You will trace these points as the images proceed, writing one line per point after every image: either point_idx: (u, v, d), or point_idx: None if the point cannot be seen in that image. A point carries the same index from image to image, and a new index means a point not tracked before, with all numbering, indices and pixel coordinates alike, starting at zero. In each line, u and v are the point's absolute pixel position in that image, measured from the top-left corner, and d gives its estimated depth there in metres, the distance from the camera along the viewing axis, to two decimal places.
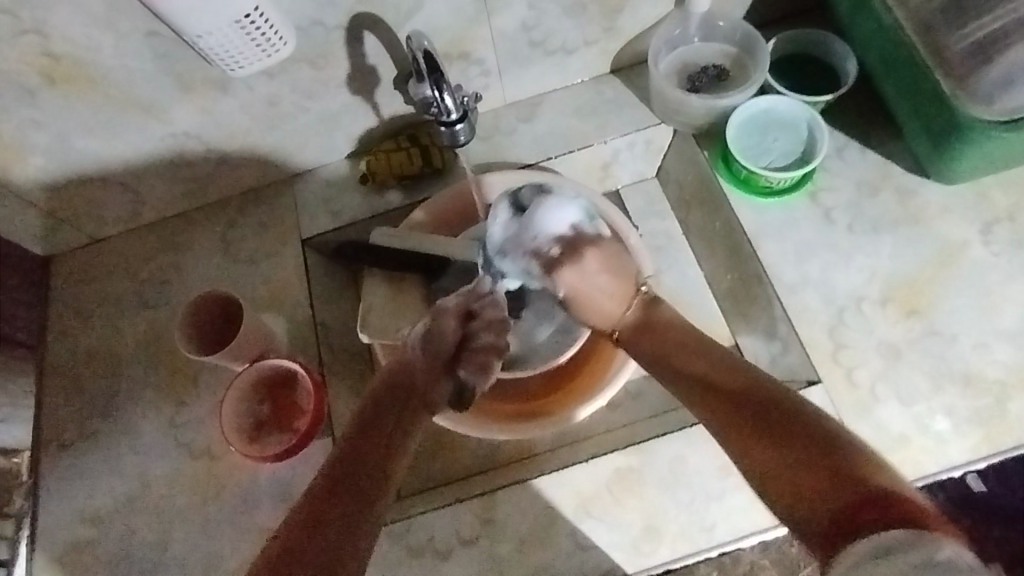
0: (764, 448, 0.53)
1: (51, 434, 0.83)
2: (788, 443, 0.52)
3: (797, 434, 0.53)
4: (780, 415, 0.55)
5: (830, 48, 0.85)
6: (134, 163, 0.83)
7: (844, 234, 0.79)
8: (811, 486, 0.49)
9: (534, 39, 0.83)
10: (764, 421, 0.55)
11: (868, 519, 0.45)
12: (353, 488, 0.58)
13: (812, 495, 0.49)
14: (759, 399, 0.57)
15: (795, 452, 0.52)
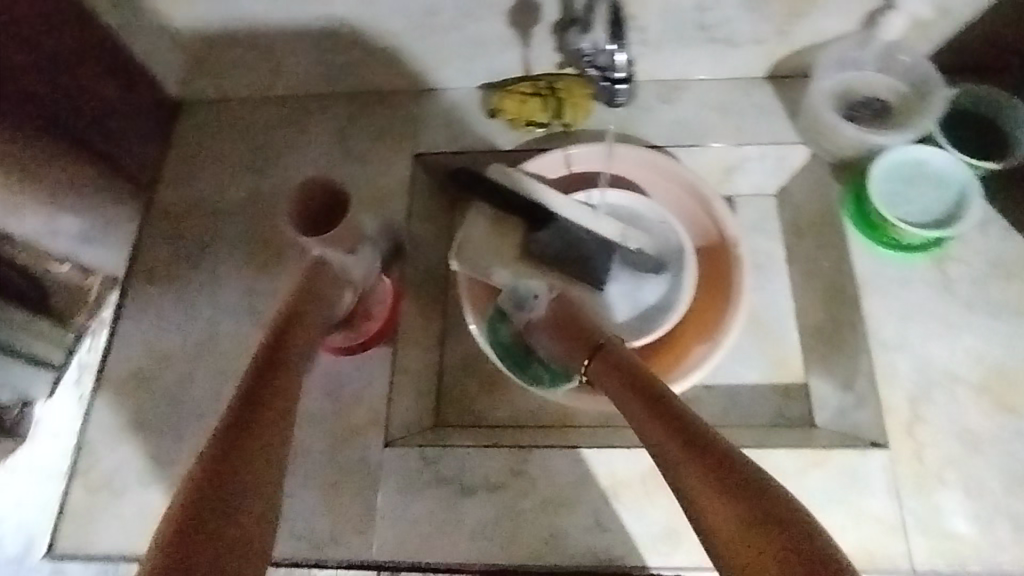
0: (699, 483, 0.47)
1: (143, 265, 0.88)
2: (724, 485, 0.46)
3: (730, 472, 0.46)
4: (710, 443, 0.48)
5: (1009, 114, 0.80)
6: (284, 35, 0.85)
7: (960, 309, 0.75)
8: (749, 532, 0.43)
9: (704, 22, 0.80)
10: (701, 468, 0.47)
11: None
12: (257, 431, 0.53)
13: (747, 551, 0.43)
14: (693, 431, 0.50)
15: (711, 497, 0.46)
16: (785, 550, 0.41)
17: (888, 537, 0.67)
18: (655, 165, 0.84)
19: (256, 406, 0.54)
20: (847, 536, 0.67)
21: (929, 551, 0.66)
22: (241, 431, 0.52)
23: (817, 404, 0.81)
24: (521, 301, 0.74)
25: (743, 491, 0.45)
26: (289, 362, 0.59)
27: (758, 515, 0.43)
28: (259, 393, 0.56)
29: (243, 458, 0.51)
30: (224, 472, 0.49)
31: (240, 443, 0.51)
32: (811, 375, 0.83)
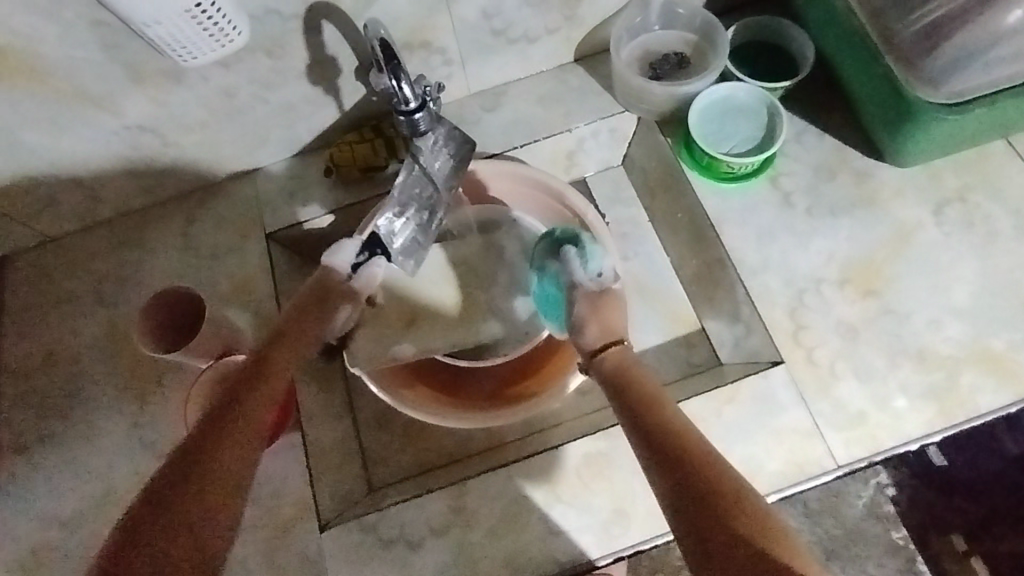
0: (677, 475, 0.55)
1: (10, 437, 0.81)
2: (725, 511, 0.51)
3: (737, 503, 0.51)
4: (719, 479, 0.54)
5: (786, 34, 0.87)
6: (88, 158, 0.81)
7: (804, 217, 0.80)
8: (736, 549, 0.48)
9: (495, 28, 0.82)
10: (703, 506, 0.52)
11: None
12: (210, 487, 0.55)
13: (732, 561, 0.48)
14: (706, 469, 0.55)
15: (705, 521, 0.51)
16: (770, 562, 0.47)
17: (807, 444, 0.70)
18: (506, 176, 0.85)
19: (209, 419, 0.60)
20: (774, 456, 0.70)
21: (846, 443, 0.71)
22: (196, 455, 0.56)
23: (717, 343, 0.86)
24: (581, 259, 0.77)
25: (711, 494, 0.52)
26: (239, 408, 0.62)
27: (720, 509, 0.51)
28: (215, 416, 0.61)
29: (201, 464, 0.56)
30: (164, 493, 0.53)
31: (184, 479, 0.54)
32: (704, 319, 0.87)
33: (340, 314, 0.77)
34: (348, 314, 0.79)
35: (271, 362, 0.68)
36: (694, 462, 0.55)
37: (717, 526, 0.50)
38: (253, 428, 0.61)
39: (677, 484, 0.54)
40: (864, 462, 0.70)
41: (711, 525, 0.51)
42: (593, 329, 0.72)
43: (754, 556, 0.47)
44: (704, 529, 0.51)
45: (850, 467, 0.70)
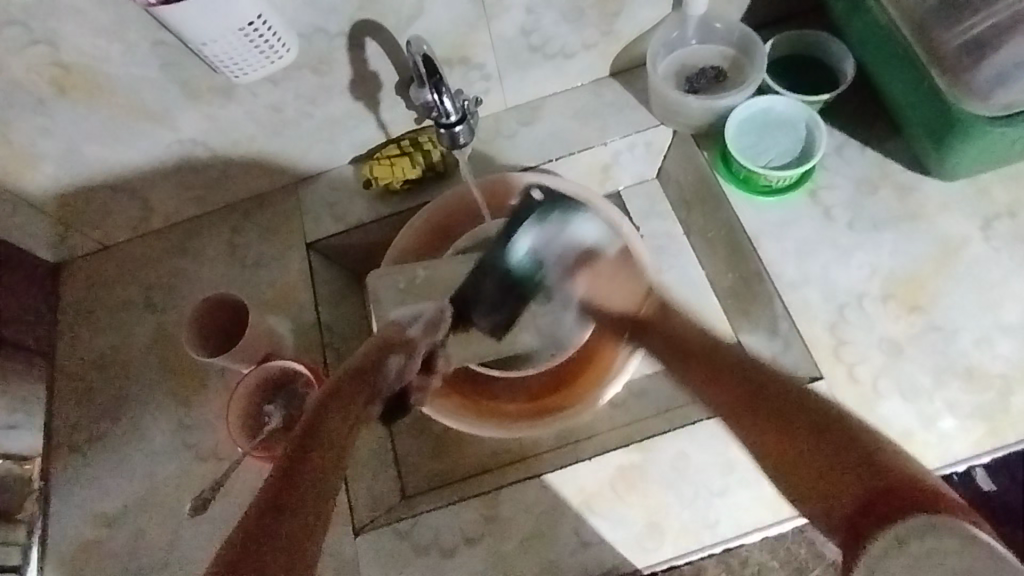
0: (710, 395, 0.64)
1: (62, 437, 0.84)
2: (804, 427, 0.54)
3: (778, 407, 0.57)
4: (797, 408, 0.56)
5: (826, 48, 0.86)
6: (144, 171, 0.85)
7: (845, 231, 0.79)
8: (803, 455, 0.52)
9: (533, 43, 0.83)
10: (751, 405, 0.59)
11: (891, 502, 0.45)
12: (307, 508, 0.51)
13: (822, 485, 0.50)
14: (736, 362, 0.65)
15: (807, 451, 0.52)
16: (877, 475, 0.48)
17: None
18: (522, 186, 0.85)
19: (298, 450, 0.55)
20: None
21: None
22: (266, 522, 0.50)
23: None
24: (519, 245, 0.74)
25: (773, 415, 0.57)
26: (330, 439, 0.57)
27: (781, 423, 0.55)
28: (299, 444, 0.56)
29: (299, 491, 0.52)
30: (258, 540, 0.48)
31: (262, 543, 0.48)
32: (740, 333, 0.86)
33: (390, 364, 0.65)
34: (402, 363, 0.66)
35: (325, 418, 0.58)
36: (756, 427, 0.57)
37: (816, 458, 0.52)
38: (323, 485, 0.54)
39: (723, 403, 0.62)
40: None
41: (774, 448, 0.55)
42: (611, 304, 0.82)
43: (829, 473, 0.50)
44: (799, 484, 0.52)
45: None
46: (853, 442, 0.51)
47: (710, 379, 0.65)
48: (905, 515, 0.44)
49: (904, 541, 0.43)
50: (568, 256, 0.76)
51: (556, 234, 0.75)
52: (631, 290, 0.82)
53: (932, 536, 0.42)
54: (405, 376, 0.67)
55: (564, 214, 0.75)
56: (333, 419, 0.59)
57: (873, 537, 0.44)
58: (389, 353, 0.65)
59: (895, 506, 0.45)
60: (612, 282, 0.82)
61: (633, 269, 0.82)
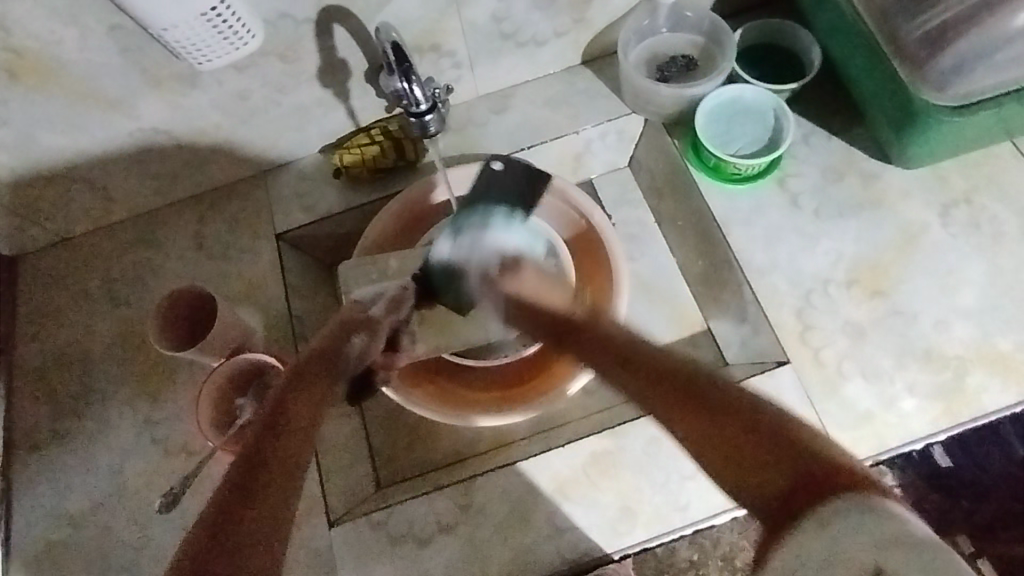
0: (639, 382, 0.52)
1: (25, 434, 0.82)
2: (721, 407, 0.47)
3: (690, 397, 0.48)
4: (721, 393, 0.48)
5: (795, 38, 0.87)
6: (103, 160, 0.82)
7: (811, 218, 0.81)
8: (733, 442, 0.45)
9: (504, 31, 0.83)
10: (682, 396, 0.49)
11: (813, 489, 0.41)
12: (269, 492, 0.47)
13: (745, 473, 0.44)
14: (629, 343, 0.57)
15: (709, 425, 0.46)
16: (798, 466, 0.42)
17: None
18: None
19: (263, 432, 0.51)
20: None
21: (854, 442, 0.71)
22: (226, 513, 0.45)
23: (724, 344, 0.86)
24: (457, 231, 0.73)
25: (678, 395, 0.49)
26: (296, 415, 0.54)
27: (692, 401, 0.48)
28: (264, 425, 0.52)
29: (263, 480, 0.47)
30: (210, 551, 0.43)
31: (227, 533, 0.44)
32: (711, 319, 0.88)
33: (351, 345, 0.62)
34: (364, 344, 0.63)
35: (285, 402, 0.54)
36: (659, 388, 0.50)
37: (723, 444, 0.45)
38: (291, 463, 0.49)
39: (636, 386, 0.52)
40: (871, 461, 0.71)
41: (710, 446, 0.46)
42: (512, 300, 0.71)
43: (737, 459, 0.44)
44: (713, 458, 0.46)
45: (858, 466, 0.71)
46: (751, 416, 0.45)
47: (620, 363, 0.55)
48: (831, 503, 0.39)
49: (829, 524, 0.38)
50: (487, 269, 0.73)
51: (470, 250, 0.72)
52: (557, 298, 0.74)
53: (855, 516, 0.37)
54: (367, 360, 0.65)
55: (473, 231, 0.73)
56: (302, 390, 0.56)
57: (813, 522, 0.39)
58: (353, 331, 0.63)
59: (829, 493, 0.40)
60: (537, 283, 0.75)
61: (547, 277, 0.78)
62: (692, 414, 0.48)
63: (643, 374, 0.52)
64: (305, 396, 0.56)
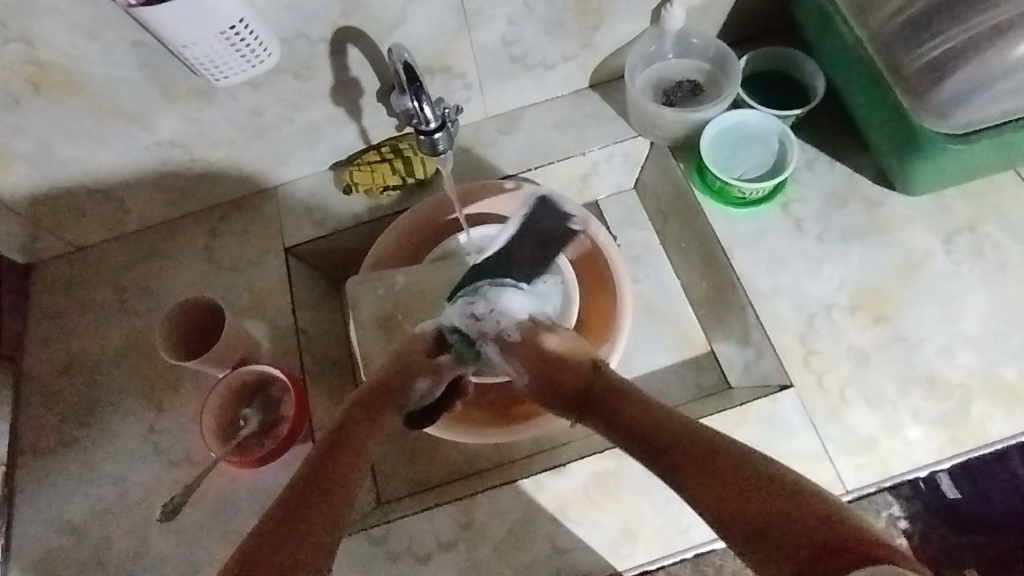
0: (692, 468, 0.53)
1: (29, 441, 0.82)
2: (751, 478, 0.50)
3: (724, 461, 0.52)
4: (735, 467, 0.51)
5: (799, 65, 0.89)
6: (118, 172, 0.84)
7: (814, 243, 0.82)
8: (757, 500, 0.49)
9: (514, 54, 0.85)
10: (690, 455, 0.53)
11: (836, 553, 0.44)
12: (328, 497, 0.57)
13: (732, 501, 0.50)
14: (667, 426, 0.56)
15: (713, 478, 0.51)
16: (816, 534, 0.45)
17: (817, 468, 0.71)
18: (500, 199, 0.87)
19: (324, 460, 0.60)
20: None
21: (857, 468, 0.70)
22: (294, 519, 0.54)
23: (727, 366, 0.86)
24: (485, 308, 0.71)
25: (686, 448, 0.54)
26: (359, 433, 0.63)
27: (711, 452, 0.53)
28: (327, 445, 0.62)
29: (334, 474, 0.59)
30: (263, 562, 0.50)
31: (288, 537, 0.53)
32: (714, 342, 0.88)
33: (418, 386, 0.69)
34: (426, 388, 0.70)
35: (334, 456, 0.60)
36: (722, 471, 0.51)
37: (754, 517, 0.48)
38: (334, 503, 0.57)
39: (670, 459, 0.54)
40: (874, 489, 0.70)
41: (720, 498, 0.50)
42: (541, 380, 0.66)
43: (767, 508, 0.48)
44: (748, 523, 0.48)
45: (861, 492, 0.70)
46: (797, 497, 0.48)
47: (625, 399, 0.60)
48: (857, 568, 0.42)
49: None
50: (504, 331, 0.70)
51: (484, 315, 0.71)
52: (580, 355, 0.66)
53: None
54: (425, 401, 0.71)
55: (486, 289, 0.72)
56: (362, 419, 0.65)
57: None
58: (420, 374, 0.69)
59: (849, 559, 0.43)
60: (567, 347, 0.67)
61: (571, 344, 0.67)
62: (695, 455, 0.53)
63: (674, 451, 0.54)
64: (376, 419, 0.65)
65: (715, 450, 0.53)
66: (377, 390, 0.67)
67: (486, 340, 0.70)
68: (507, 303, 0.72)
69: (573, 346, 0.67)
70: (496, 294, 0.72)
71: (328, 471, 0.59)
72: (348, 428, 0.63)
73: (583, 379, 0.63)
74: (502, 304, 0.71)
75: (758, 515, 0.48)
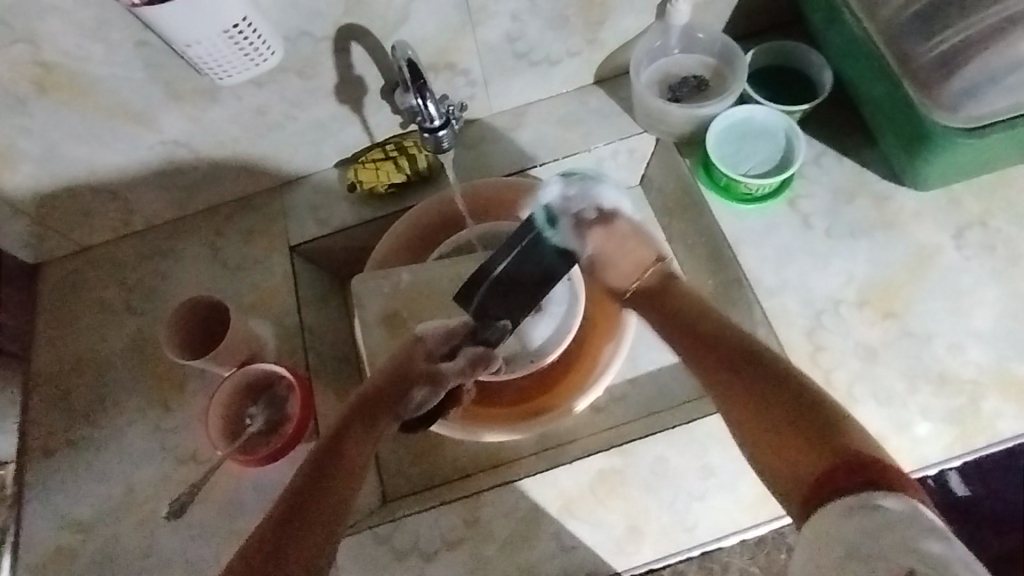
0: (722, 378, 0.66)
1: (37, 441, 0.83)
2: (795, 416, 0.61)
3: (802, 399, 0.62)
4: (780, 400, 0.62)
5: (806, 59, 0.88)
6: (124, 172, 0.84)
7: (822, 238, 0.81)
8: (760, 418, 0.62)
9: (518, 50, 0.84)
10: (735, 368, 0.66)
11: (845, 477, 0.54)
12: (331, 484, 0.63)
13: (787, 448, 0.60)
14: (731, 339, 0.68)
15: (767, 424, 0.62)
16: (854, 456, 0.56)
17: None
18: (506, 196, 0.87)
19: (321, 467, 0.63)
20: None
21: None
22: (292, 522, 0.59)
23: None
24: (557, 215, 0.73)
25: (725, 360, 0.67)
26: (359, 431, 0.67)
27: (754, 394, 0.63)
28: (327, 444, 0.65)
29: (321, 494, 0.61)
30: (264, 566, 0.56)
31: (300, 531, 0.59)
32: None
33: (413, 397, 0.71)
34: (425, 395, 0.72)
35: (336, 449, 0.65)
36: (777, 404, 0.62)
37: (835, 456, 0.56)
38: (343, 480, 0.63)
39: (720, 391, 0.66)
40: None
41: (766, 451, 0.61)
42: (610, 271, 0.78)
43: (815, 478, 0.56)
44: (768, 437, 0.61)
45: None
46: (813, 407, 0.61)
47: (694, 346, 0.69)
48: (852, 489, 0.53)
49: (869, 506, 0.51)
50: (584, 212, 0.75)
51: (577, 199, 0.74)
52: (639, 253, 0.78)
53: (866, 515, 0.50)
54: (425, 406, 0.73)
55: (584, 179, 0.75)
56: (359, 420, 0.67)
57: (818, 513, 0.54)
58: (416, 385, 0.71)
59: (852, 483, 0.54)
60: (623, 245, 0.77)
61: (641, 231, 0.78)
62: (734, 368, 0.66)
63: (788, 407, 0.61)
64: (376, 423, 0.68)
65: (776, 387, 0.63)
66: (376, 398, 0.69)
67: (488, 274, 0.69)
68: (603, 190, 0.76)
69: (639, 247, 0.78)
70: (591, 185, 0.76)
71: (325, 483, 0.62)
72: (348, 426, 0.67)
73: (656, 278, 0.77)
74: (598, 190, 0.76)
75: (797, 465, 0.58)
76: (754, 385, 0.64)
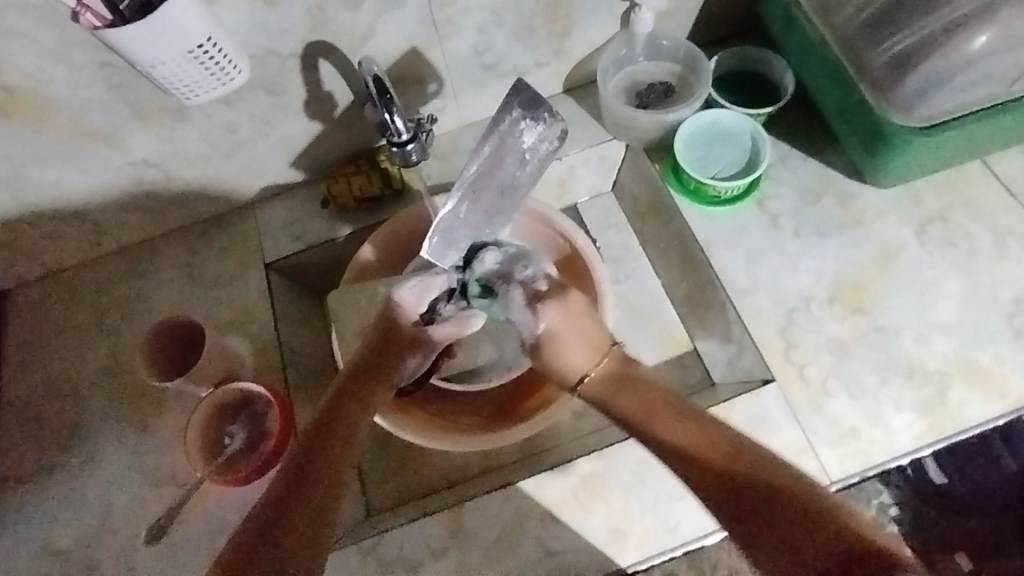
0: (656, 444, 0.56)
1: (10, 469, 0.81)
2: (756, 483, 0.50)
3: (732, 463, 0.51)
4: (722, 456, 0.52)
5: (768, 63, 0.90)
6: (92, 193, 0.83)
7: (791, 238, 0.82)
8: (716, 482, 0.51)
9: (487, 62, 0.85)
10: (659, 435, 0.56)
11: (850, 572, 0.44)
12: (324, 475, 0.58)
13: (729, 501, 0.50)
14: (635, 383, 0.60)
15: (719, 475, 0.51)
16: (828, 540, 0.46)
17: (802, 460, 0.71)
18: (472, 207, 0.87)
19: (313, 454, 0.59)
20: None
21: (840, 459, 0.71)
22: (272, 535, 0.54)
23: (710, 364, 0.87)
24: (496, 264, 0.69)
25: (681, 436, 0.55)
26: (350, 404, 0.64)
27: (694, 452, 0.53)
28: (319, 426, 0.61)
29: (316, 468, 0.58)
30: None
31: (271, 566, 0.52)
32: (696, 339, 0.89)
33: (408, 365, 0.69)
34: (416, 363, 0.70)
35: (322, 447, 0.60)
36: (689, 445, 0.54)
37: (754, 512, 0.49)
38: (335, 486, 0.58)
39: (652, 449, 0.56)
40: (858, 478, 0.71)
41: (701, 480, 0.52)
42: (570, 351, 0.63)
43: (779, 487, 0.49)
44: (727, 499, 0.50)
45: (846, 482, 0.71)
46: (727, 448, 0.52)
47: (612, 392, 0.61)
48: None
49: None
50: (534, 282, 0.67)
51: (515, 260, 0.69)
52: (595, 337, 0.63)
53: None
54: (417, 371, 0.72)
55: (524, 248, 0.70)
56: (351, 387, 0.65)
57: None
58: (410, 353, 0.69)
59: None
60: (577, 326, 0.64)
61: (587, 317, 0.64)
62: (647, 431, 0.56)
63: (702, 463, 0.52)
64: (369, 396, 0.65)
65: (704, 436, 0.54)
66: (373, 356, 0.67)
67: (512, 283, 0.68)
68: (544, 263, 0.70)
69: (592, 330, 0.64)
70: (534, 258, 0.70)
71: (332, 451, 0.60)
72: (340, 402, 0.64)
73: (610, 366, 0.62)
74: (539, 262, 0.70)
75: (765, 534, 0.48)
76: (713, 461, 0.52)
